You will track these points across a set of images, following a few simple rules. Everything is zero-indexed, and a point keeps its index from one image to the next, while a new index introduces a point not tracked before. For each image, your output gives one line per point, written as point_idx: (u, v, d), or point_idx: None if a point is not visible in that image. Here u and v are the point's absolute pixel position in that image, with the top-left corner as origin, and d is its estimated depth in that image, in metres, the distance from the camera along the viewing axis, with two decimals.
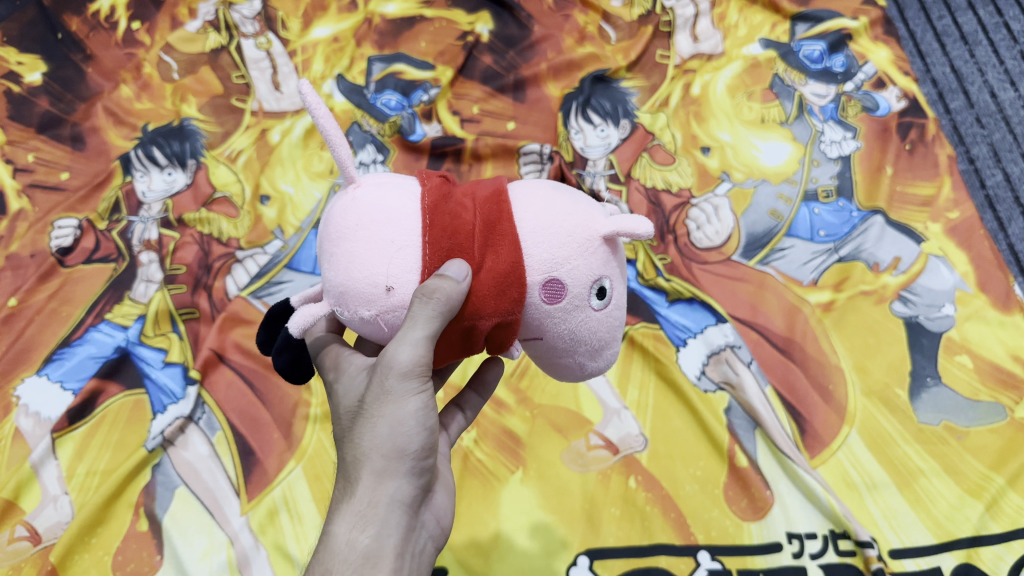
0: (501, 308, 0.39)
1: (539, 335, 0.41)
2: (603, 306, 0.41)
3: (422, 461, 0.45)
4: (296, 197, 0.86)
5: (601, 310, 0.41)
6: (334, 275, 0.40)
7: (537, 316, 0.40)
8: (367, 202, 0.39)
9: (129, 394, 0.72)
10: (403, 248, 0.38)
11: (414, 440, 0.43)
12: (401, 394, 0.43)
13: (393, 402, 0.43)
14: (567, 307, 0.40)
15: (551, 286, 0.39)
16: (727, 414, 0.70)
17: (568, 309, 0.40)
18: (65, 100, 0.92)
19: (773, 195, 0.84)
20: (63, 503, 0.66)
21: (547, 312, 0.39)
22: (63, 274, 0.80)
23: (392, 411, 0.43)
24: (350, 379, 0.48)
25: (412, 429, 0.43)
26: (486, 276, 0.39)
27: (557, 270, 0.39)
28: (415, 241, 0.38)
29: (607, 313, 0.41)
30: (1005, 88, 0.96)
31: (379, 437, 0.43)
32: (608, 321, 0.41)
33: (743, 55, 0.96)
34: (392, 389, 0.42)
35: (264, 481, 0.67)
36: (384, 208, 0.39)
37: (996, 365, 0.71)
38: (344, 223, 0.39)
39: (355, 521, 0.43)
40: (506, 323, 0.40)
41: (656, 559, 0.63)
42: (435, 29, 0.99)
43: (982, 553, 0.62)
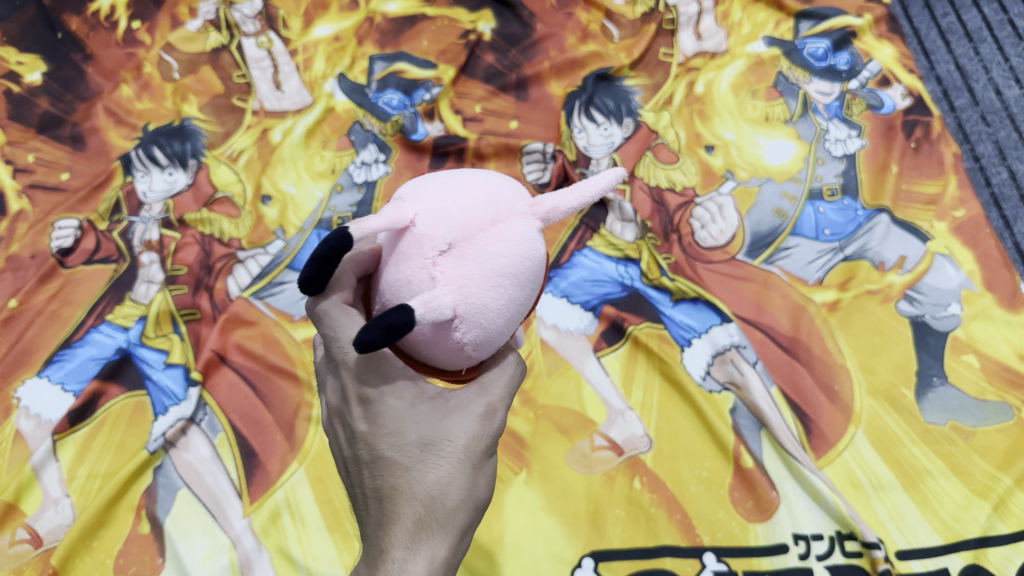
0: None
1: None
2: None
3: None
4: (298, 197, 0.85)
5: None
6: (488, 300, 0.39)
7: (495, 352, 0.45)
8: (537, 257, 0.41)
9: (130, 395, 0.71)
10: (517, 317, 0.42)
11: None
12: (489, 445, 0.43)
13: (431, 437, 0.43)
14: None
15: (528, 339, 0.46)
16: (732, 414, 0.69)
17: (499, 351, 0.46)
18: (66, 100, 0.92)
19: (778, 194, 0.84)
20: (65, 505, 0.65)
21: None
22: (63, 275, 0.79)
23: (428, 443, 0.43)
24: (399, 414, 0.41)
25: None
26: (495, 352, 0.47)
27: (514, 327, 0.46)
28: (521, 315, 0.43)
29: None
30: (1010, 85, 0.96)
31: (471, 483, 0.41)
32: None
33: (747, 53, 0.96)
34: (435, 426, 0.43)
35: (267, 483, 0.67)
36: (533, 270, 0.41)
37: (1003, 364, 0.71)
38: (512, 264, 0.39)
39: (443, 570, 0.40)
40: None
41: (662, 561, 0.62)
42: (437, 28, 0.99)
43: (990, 553, 0.61)
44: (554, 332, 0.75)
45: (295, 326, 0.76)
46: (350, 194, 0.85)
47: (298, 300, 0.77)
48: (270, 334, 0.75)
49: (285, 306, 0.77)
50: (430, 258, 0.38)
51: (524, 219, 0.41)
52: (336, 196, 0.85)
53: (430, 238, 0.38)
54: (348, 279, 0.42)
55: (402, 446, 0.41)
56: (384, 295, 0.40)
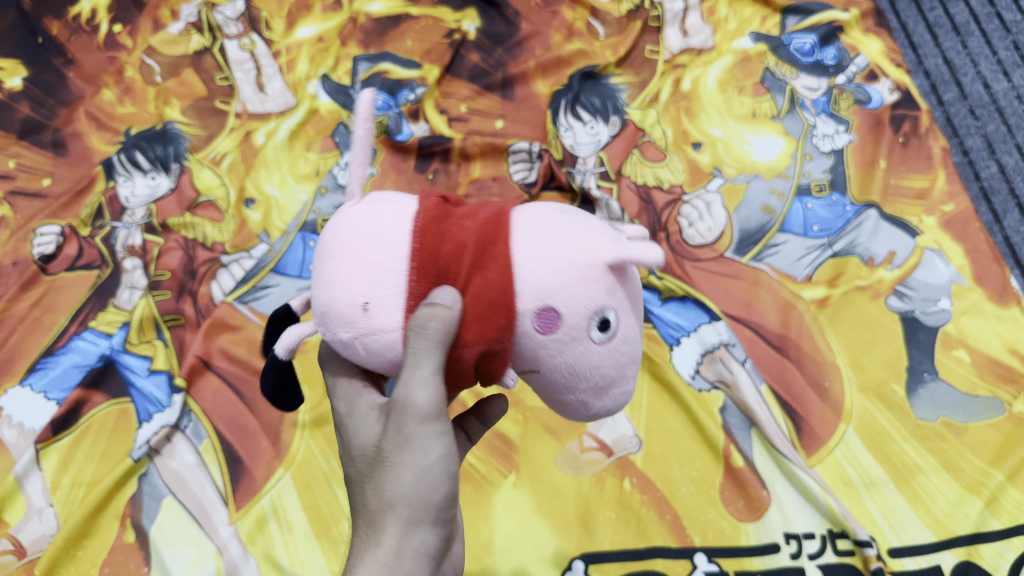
0: (484, 337, 0.35)
1: (538, 369, 0.37)
2: (604, 339, 0.36)
3: (445, 509, 0.41)
4: (282, 200, 0.85)
5: (601, 343, 0.36)
6: (317, 290, 0.37)
7: (528, 349, 0.36)
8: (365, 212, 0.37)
9: (114, 402, 0.70)
10: (389, 271, 0.35)
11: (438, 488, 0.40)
12: (411, 437, 0.39)
13: (410, 445, 0.39)
14: (563, 339, 0.35)
15: (534, 314, 0.35)
16: (722, 413, 0.68)
17: (565, 341, 0.35)
18: (47, 105, 0.91)
19: (765, 190, 0.83)
20: (48, 515, 0.64)
21: (542, 344, 0.35)
22: (46, 281, 0.78)
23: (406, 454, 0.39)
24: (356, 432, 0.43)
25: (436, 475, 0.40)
26: (474, 303, 0.35)
27: (552, 297, 0.34)
28: (401, 264, 0.35)
29: (613, 348, 0.36)
30: (998, 78, 0.95)
31: (396, 485, 0.39)
32: (611, 358, 0.36)
33: (733, 49, 0.95)
34: (408, 431, 0.39)
35: (252, 489, 0.66)
36: (368, 222, 0.36)
37: (994, 359, 0.70)
38: (331, 237, 0.38)
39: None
40: (493, 351, 0.36)
41: (652, 562, 0.62)
42: (421, 28, 0.98)
43: (984, 550, 0.61)
44: None
45: None
46: (335, 196, 0.85)
47: (283, 304, 0.77)
48: (255, 339, 0.74)
49: (270, 310, 0.76)
50: None
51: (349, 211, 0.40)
52: (321, 198, 0.85)
53: None
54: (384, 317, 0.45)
55: (356, 462, 0.42)
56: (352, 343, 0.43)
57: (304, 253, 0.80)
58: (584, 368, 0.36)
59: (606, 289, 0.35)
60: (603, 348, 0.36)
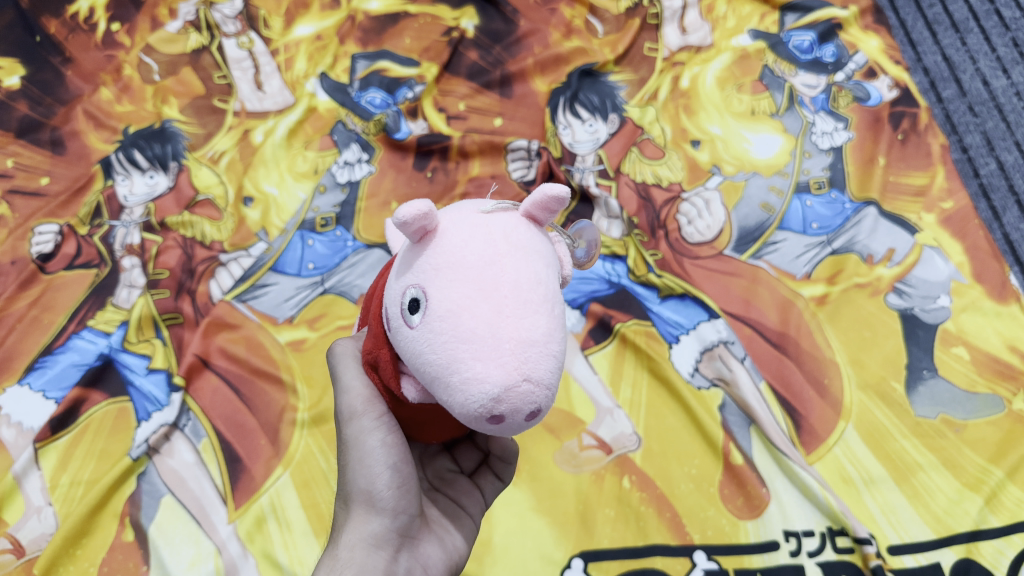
0: (371, 349, 0.41)
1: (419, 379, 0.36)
2: (417, 321, 0.33)
3: (395, 497, 0.46)
4: (280, 198, 0.84)
5: (414, 326, 0.33)
6: None
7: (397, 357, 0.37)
8: None
9: (113, 401, 0.70)
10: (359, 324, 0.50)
11: (379, 479, 0.45)
12: (353, 436, 0.46)
13: (354, 446, 0.46)
14: (394, 335, 0.35)
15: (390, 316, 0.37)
16: (721, 411, 0.68)
17: (398, 336, 0.35)
18: (45, 104, 0.91)
19: (764, 188, 0.83)
20: (47, 514, 0.64)
21: (394, 346, 0.36)
22: (44, 281, 0.78)
23: (355, 454, 0.46)
24: None
25: (375, 468, 0.45)
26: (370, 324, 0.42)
27: (387, 299, 0.37)
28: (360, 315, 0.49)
29: (425, 327, 0.33)
30: (997, 75, 0.95)
31: (351, 478, 0.46)
32: (428, 338, 0.32)
33: (732, 46, 0.95)
34: (351, 435, 0.46)
35: (251, 488, 0.66)
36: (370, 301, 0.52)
37: (994, 356, 0.70)
38: None
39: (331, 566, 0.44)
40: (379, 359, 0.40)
41: (651, 560, 0.61)
42: (420, 25, 0.98)
43: (984, 547, 0.61)
44: None
45: (279, 329, 0.75)
46: (334, 194, 0.85)
47: (281, 303, 0.77)
48: (254, 337, 0.74)
49: (269, 308, 0.76)
50: None
51: None
52: (319, 197, 0.85)
53: None
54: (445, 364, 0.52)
55: None
56: None
57: (303, 252, 0.80)
58: (409, 353, 0.34)
59: (418, 272, 0.34)
60: (414, 331, 0.33)
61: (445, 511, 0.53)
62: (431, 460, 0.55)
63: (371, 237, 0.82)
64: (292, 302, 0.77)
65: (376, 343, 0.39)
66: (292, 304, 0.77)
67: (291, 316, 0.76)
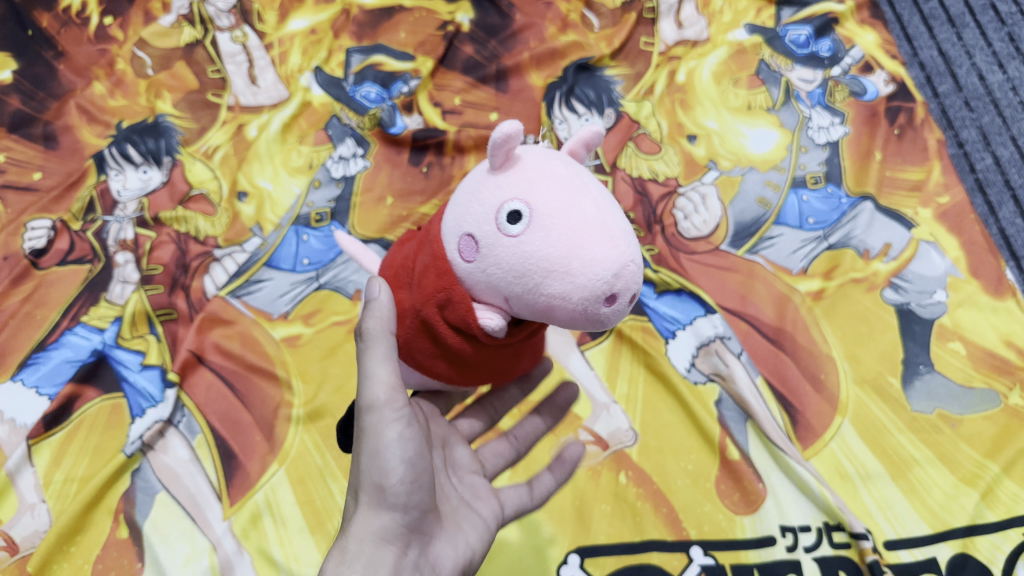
0: (427, 295, 0.41)
1: (504, 295, 0.38)
2: (522, 227, 0.36)
3: (406, 494, 0.45)
4: (275, 193, 0.84)
5: (519, 232, 0.36)
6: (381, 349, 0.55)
7: (474, 279, 0.38)
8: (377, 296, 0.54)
9: (107, 397, 0.70)
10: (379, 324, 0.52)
11: (392, 473, 0.44)
12: (368, 427, 0.45)
13: (370, 437, 0.45)
14: (485, 250, 0.37)
15: (459, 244, 0.39)
16: (717, 406, 0.68)
17: (488, 249, 0.37)
18: (37, 98, 0.90)
19: (761, 183, 0.83)
20: (41, 511, 0.64)
21: (477, 267, 0.38)
22: (37, 276, 0.78)
23: (370, 445, 0.45)
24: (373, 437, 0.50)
25: (390, 460, 0.44)
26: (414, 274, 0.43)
27: (463, 226, 0.39)
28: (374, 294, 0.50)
29: (535, 229, 0.36)
30: (993, 70, 0.95)
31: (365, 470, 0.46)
32: (540, 237, 0.36)
33: (728, 41, 0.95)
34: (368, 426, 0.45)
35: (247, 484, 0.66)
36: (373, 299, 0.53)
37: (990, 351, 0.70)
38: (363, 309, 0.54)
39: (338, 559, 0.43)
40: (443, 303, 0.40)
41: (648, 556, 0.61)
42: (415, 19, 0.98)
43: (980, 542, 0.61)
44: None
45: (274, 325, 0.75)
46: (328, 189, 0.84)
47: (276, 298, 0.76)
48: (249, 333, 0.74)
49: (263, 304, 0.76)
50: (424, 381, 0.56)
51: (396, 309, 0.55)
52: (314, 191, 0.84)
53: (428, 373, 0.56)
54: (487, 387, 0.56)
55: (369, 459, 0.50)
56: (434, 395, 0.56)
57: (298, 247, 0.80)
58: (515, 260, 0.36)
59: (507, 189, 0.38)
60: (521, 237, 0.36)
61: (462, 518, 0.51)
62: (454, 466, 0.55)
63: (366, 232, 0.81)
64: (286, 298, 0.76)
65: (445, 279, 0.40)
66: (286, 300, 0.76)
67: (285, 312, 0.75)
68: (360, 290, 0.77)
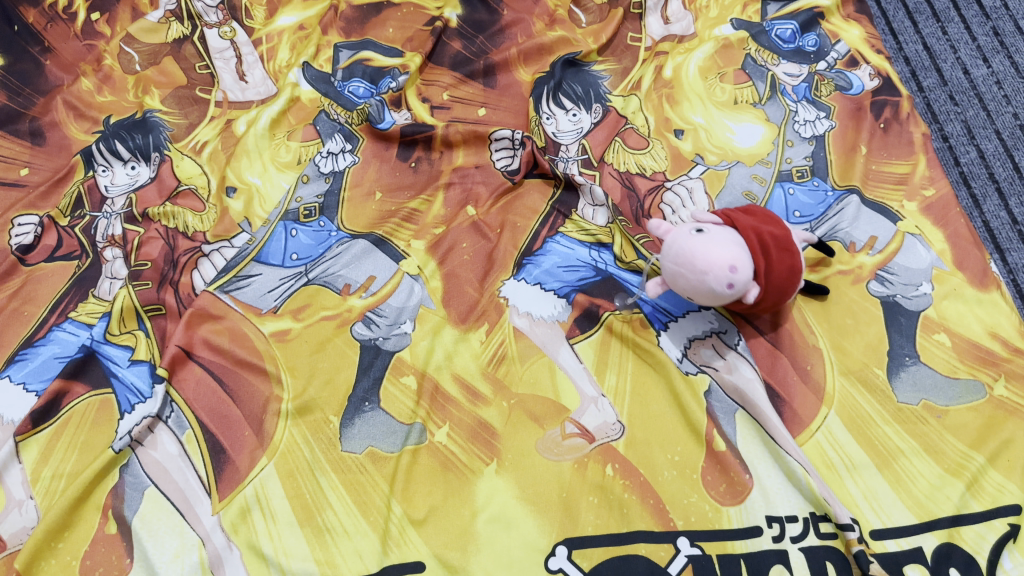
0: (779, 271, 0.65)
1: (740, 261, 0.63)
2: (710, 230, 0.65)
3: None
4: (263, 188, 0.84)
5: (712, 230, 0.65)
6: (704, 262, 0.63)
7: (744, 261, 0.63)
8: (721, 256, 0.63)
9: (95, 393, 0.69)
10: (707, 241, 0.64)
11: None
12: None
13: None
14: (723, 241, 0.64)
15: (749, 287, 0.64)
16: (707, 396, 0.69)
17: (737, 243, 0.65)
18: (24, 94, 0.90)
19: (747, 177, 0.83)
20: (28, 508, 0.63)
21: (744, 251, 0.64)
22: (24, 273, 0.78)
23: None
24: None
25: None
26: (771, 278, 0.64)
27: (745, 255, 0.64)
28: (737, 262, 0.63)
29: (716, 229, 0.65)
30: (978, 64, 0.96)
31: None
32: (716, 230, 0.65)
33: (715, 36, 0.95)
34: None
35: (235, 479, 0.66)
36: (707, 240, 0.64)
37: (975, 343, 0.71)
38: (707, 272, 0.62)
39: None
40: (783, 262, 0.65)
41: (635, 547, 0.62)
42: (403, 15, 0.98)
43: (965, 532, 0.61)
44: (527, 320, 0.74)
45: (263, 320, 0.75)
46: (317, 184, 0.85)
47: (264, 293, 0.76)
48: (237, 328, 0.74)
49: (252, 299, 0.76)
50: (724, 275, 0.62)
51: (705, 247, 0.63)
52: (302, 187, 0.84)
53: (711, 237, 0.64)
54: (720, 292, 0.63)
55: None
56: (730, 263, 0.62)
57: (286, 242, 0.80)
58: (730, 235, 0.65)
59: (691, 233, 0.65)
60: (719, 230, 0.65)
61: None
62: None
63: (355, 228, 0.82)
64: (275, 293, 0.76)
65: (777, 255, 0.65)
66: (275, 295, 0.76)
67: (274, 307, 0.75)
68: (349, 285, 0.77)
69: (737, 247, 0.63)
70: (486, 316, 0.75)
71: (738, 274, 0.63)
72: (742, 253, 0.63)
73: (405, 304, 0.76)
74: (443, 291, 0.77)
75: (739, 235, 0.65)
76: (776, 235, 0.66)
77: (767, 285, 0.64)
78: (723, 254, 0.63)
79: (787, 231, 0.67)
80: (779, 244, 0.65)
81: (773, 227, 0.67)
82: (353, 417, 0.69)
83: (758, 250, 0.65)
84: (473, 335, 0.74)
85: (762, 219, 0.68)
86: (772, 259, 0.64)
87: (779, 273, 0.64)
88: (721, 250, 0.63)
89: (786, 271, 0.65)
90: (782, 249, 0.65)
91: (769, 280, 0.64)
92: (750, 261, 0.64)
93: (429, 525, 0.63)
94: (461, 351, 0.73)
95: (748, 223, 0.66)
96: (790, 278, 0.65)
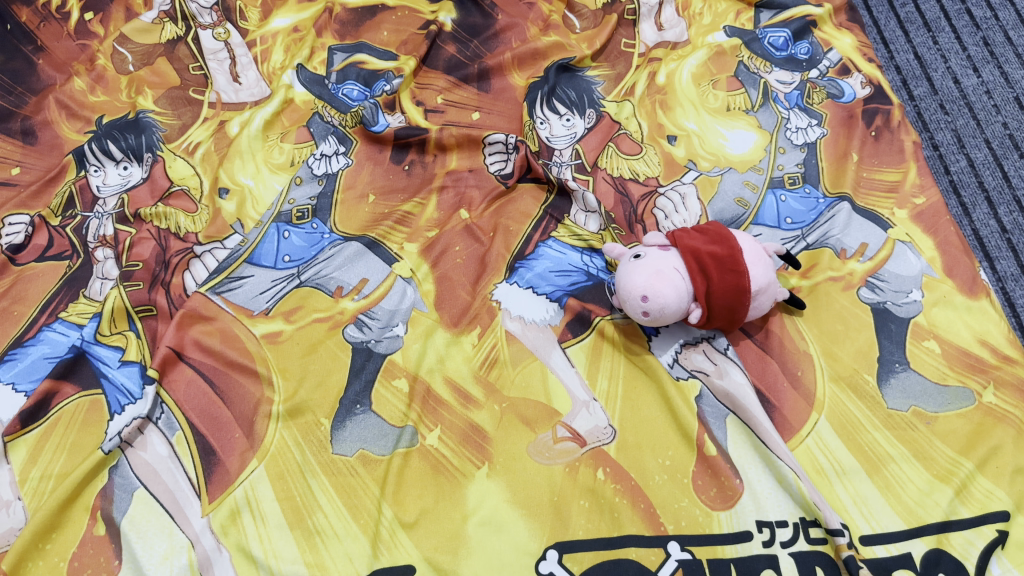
0: (728, 296, 0.65)
1: (680, 286, 0.66)
2: (650, 258, 0.69)
3: None
4: (256, 190, 0.84)
5: (655, 257, 0.68)
6: (642, 294, 0.66)
7: (683, 286, 0.66)
8: (656, 289, 0.66)
9: (85, 394, 0.69)
10: (657, 274, 0.66)
11: None
12: None
13: None
14: (663, 271, 0.66)
15: (694, 311, 0.67)
16: (698, 401, 0.69)
17: (679, 269, 0.67)
18: (16, 93, 0.90)
19: (739, 183, 0.84)
20: (16, 509, 0.63)
21: (683, 276, 0.66)
22: (15, 272, 0.78)
23: None
24: None
25: None
26: (718, 302, 0.66)
27: (686, 280, 0.66)
28: (673, 292, 0.66)
29: (660, 255, 0.68)
30: (968, 74, 0.96)
31: None
32: (660, 256, 0.68)
33: (708, 43, 0.95)
34: None
35: (226, 480, 0.65)
36: (651, 270, 0.67)
37: (963, 350, 0.71)
38: (645, 304, 0.66)
39: None
40: (730, 284, 0.65)
41: (625, 551, 0.62)
42: (397, 19, 0.99)
43: (953, 538, 0.61)
44: (519, 323, 0.74)
45: (255, 321, 0.74)
46: (310, 186, 0.85)
47: (256, 295, 0.76)
48: (229, 330, 0.73)
49: (244, 301, 0.76)
50: (639, 301, 0.66)
51: (641, 281, 0.66)
52: (295, 188, 0.84)
53: (653, 270, 0.67)
54: (675, 313, 0.67)
55: None
56: (673, 292, 0.66)
57: (279, 244, 0.80)
58: (671, 261, 0.67)
59: (629, 266, 0.69)
60: (664, 256, 0.68)
61: None
62: None
63: (348, 230, 0.82)
64: (267, 295, 0.76)
65: (726, 276, 0.65)
66: (267, 297, 0.76)
67: (266, 309, 0.75)
68: (341, 287, 0.77)
69: (671, 276, 0.66)
70: (479, 319, 0.75)
71: (668, 304, 0.66)
72: (661, 283, 0.66)
73: (397, 307, 0.76)
74: (436, 294, 0.77)
75: (676, 260, 0.67)
76: (717, 254, 0.66)
77: (709, 305, 0.66)
78: (658, 284, 0.66)
79: (737, 247, 0.66)
80: (722, 265, 0.65)
81: (718, 244, 0.67)
82: (345, 419, 0.69)
83: (696, 272, 0.66)
84: (465, 338, 0.74)
85: (712, 236, 0.68)
86: (711, 280, 0.65)
87: (721, 295, 0.65)
88: (651, 281, 0.66)
89: (730, 292, 0.65)
90: (725, 269, 0.65)
91: (710, 300, 0.66)
92: (687, 286, 0.66)
93: (420, 528, 0.63)
94: (453, 354, 0.73)
95: (691, 244, 0.67)
96: (736, 298, 0.65)
